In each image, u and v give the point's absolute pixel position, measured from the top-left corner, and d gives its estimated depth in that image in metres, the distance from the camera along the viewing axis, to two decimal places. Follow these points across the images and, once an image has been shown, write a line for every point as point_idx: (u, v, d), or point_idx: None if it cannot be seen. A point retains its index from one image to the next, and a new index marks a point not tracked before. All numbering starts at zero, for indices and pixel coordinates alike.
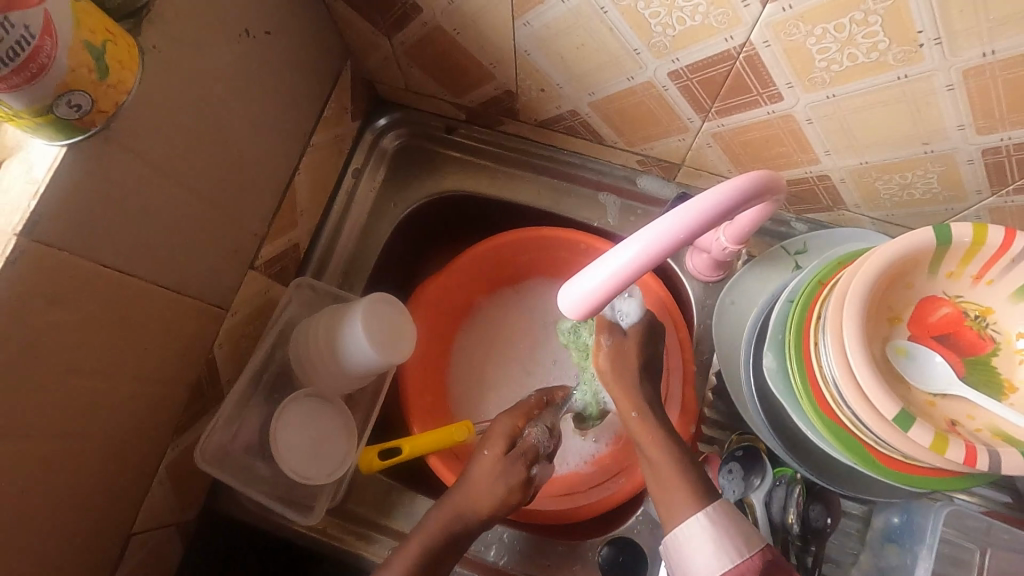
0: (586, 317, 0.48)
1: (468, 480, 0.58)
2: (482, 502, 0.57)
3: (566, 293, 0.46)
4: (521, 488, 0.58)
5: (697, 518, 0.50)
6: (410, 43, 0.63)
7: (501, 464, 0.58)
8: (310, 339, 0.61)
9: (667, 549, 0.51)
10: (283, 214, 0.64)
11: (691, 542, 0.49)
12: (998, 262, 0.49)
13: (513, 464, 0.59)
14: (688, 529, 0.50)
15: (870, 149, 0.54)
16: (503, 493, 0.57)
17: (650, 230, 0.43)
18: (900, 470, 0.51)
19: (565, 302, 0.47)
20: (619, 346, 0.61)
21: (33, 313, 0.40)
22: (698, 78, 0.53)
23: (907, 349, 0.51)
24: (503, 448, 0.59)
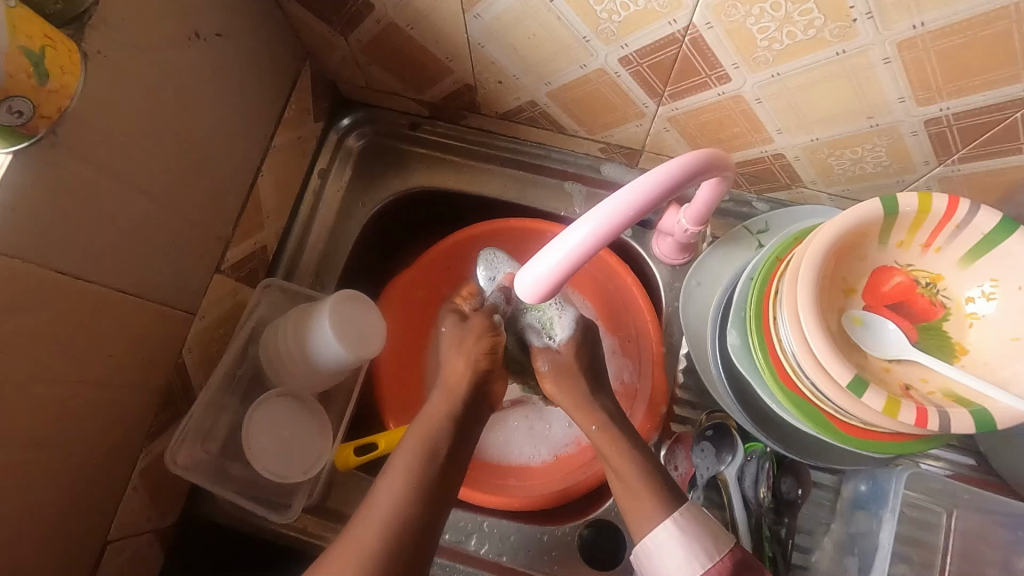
0: (542, 301, 0.49)
1: (446, 361, 0.63)
2: (462, 372, 0.61)
3: (523, 279, 0.47)
4: (489, 333, 0.64)
5: (663, 529, 0.53)
6: (366, 40, 0.63)
7: (459, 331, 0.65)
8: (279, 339, 0.61)
9: (641, 556, 0.54)
10: (247, 217, 0.64)
11: (660, 551, 0.52)
12: (944, 229, 0.50)
13: (472, 322, 0.65)
14: (657, 539, 0.53)
15: (819, 126, 0.56)
16: (470, 357, 0.62)
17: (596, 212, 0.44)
18: (862, 437, 0.52)
19: (521, 286, 0.48)
20: (556, 363, 0.65)
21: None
22: (647, 62, 0.54)
23: (862, 318, 0.53)
24: (458, 317, 0.67)
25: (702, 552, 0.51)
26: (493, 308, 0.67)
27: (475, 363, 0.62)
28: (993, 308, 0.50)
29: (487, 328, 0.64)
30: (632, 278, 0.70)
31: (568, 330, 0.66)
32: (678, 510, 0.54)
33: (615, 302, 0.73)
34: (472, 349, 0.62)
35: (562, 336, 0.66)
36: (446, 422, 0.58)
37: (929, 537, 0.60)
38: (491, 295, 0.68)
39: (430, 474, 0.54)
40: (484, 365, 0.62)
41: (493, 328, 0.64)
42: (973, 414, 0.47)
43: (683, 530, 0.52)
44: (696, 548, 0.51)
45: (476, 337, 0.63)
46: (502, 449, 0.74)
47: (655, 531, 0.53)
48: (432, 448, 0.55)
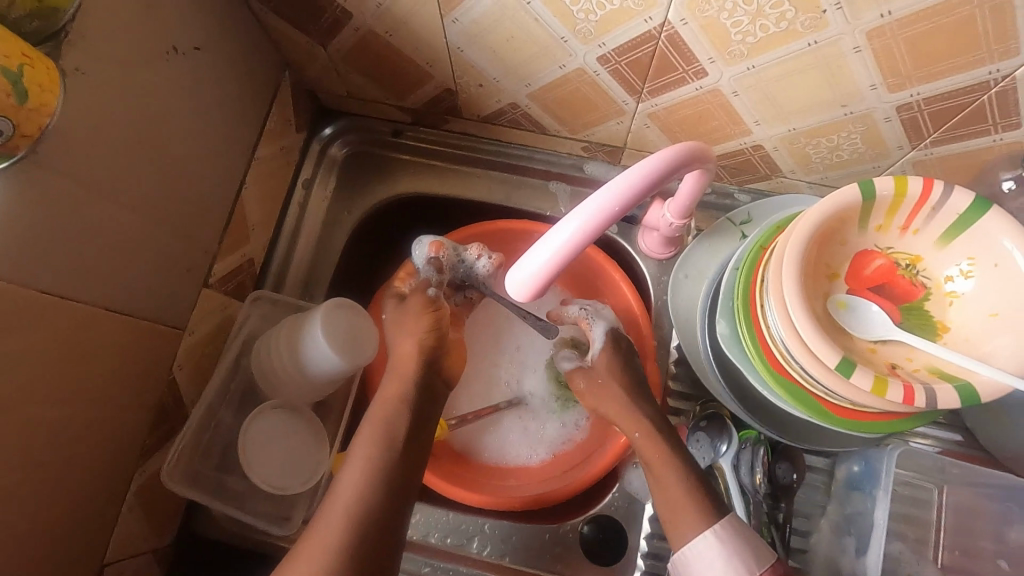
0: (533, 298, 0.49)
1: (394, 342, 0.64)
2: (410, 352, 0.61)
3: (513, 277, 0.47)
4: (429, 308, 0.64)
5: (703, 538, 0.54)
6: (346, 49, 0.64)
7: (398, 312, 0.65)
8: (271, 351, 0.60)
9: (678, 566, 0.55)
10: (233, 229, 0.64)
11: (700, 560, 0.53)
12: (921, 211, 0.52)
13: (410, 303, 0.65)
14: (696, 548, 0.54)
15: (795, 116, 0.57)
16: (416, 336, 0.62)
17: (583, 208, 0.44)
18: (853, 418, 0.53)
19: (512, 284, 0.48)
20: (591, 380, 0.66)
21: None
22: (625, 60, 0.55)
23: (846, 302, 0.54)
24: (395, 299, 0.66)
25: (744, 563, 0.52)
26: (428, 282, 0.66)
27: (421, 341, 0.62)
28: (971, 286, 0.51)
29: (426, 304, 0.64)
30: (620, 273, 0.71)
31: (599, 341, 0.67)
32: (719, 522, 0.54)
33: (604, 299, 0.75)
34: (417, 327, 0.63)
35: (597, 349, 0.67)
36: (405, 405, 0.58)
37: (921, 512, 0.62)
38: (423, 268, 0.66)
39: (390, 464, 0.55)
40: (431, 346, 0.62)
41: (436, 304, 0.64)
42: (957, 389, 0.47)
43: (724, 541, 0.53)
44: (737, 559, 0.52)
45: (420, 315, 0.63)
46: (500, 451, 0.74)
47: (694, 541, 0.54)
48: (391, 436, 0.56)
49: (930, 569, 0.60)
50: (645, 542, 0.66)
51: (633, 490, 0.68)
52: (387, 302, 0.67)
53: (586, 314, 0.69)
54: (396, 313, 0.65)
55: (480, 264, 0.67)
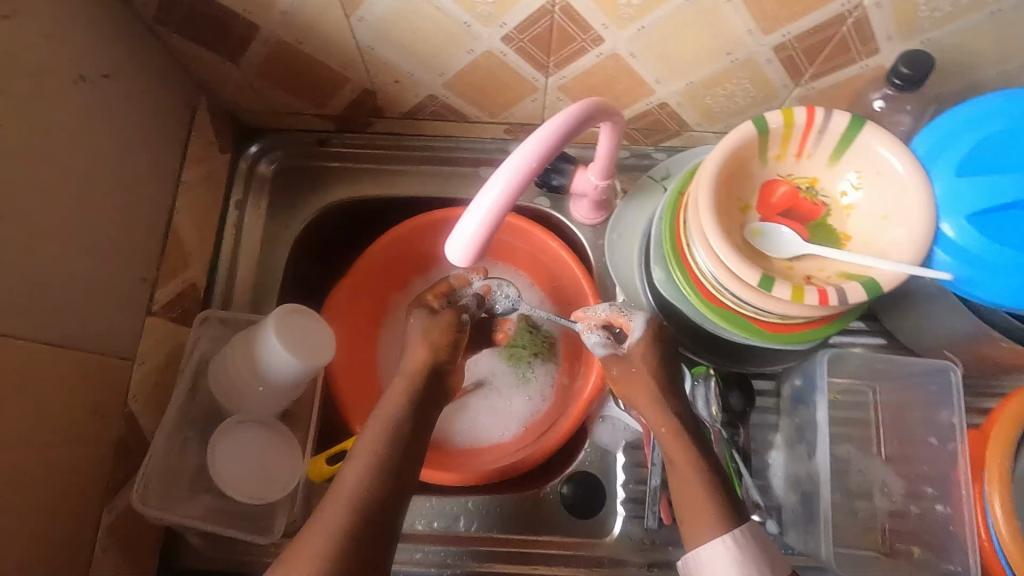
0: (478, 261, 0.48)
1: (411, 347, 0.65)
2: (423, 360, 0.63)
3: (455, 240, 0.47)
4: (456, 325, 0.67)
5: (720, 542, 0.54)
6: (258, 63, 0.65)
7: (427, 320, 0.67)
8: (229, 367, 0.60)
9: (688, 563, 0.56)
10: (171, 255, 0.64)
11: (712, 564, 0.54)
12: (810, 137, 0.58)
13: (440, 317, 0.67)
14: (711, 550, 0.54)
15: (689, 70, 0.62)
16: (431, 348, 0.64)
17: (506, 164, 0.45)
18: (783, 331, 0.58)
19: (454, 249, 0.47)
20: (627, 372, 0.64)
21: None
22: (527, 37, 0.59)
23: (761, 228, 0.59)
24: (426, 311, 0.69)
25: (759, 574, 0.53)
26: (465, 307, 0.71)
27: (437, 354, 0.64)
28: (862, 196, 0.57)
29: (453, 323, 0.67)
30: (555, 241, 0.76)
31: (637, 331, 0.64)
32: (738, 528, 0.55)
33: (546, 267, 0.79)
34: (436, 340, 0.65)
35: (636, 340, 0.64)
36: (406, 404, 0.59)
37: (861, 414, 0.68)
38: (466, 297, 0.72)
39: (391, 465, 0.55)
40: (444, 360, 0.64)
41: (461, 325, 0.68)
42: (863, 285, 0.52)
43: (739, 549, 0.54)
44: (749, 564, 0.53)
45: (443, 330, 0.66)
46: (472, 431, 0.77)
47: (710, 543, 0.54)
48: (388, 438, 0.56)
49: (875, 461, 0.66)
50: (623, 489, 0.69)
51: (603, 442, 0.71)
52: (416, 312, 0.69)
53: (620, 311, 0.66)
54: (427, 322, 0.67)
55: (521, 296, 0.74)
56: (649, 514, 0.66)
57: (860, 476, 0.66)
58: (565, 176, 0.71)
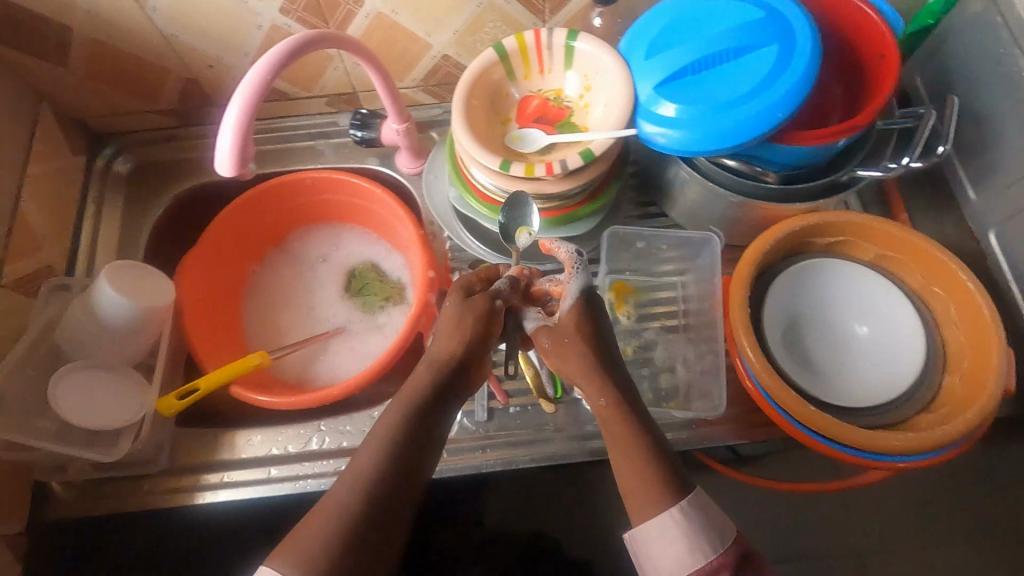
0: (244, 168, 0.57)
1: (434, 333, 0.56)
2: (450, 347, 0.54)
3: (218, 151, 0.56)
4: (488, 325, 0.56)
5: (668, 516, 0.49)
6: (86, 64, 0.75)
7: (456, 313, 0.56)
8: (73, 318, 0.68)
9: (634, 538, 0.51)
10: (19, 236, 0.72)
11: (654, 539, 0.50)
12: (543, 54, 0.70)
13: (473, 301, 0.56)
14: (659, 526, 0.50)
15: (447, 20, 0.74)
16: (462, 331, 0.55)
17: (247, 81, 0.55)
18: (545, 217, 0.69)
19: (219, 160, 0.56)
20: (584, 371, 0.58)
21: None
22: (300, 7, 0.70)
23: (518, 134, 0.70)
24: (459, 293, 0.58)
25: (708, 544, 0.49)
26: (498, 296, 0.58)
27: (461, 342, 0.54)
28: (593, 94, 0.69)
29: (488, 313, 0.56)
30: (379, 186, 0.84)
31: (568, 299, 0.59)
32: (684, 502, 0.50)
33: (382, 220, 0.89)
34: (463, 331, 0.55)
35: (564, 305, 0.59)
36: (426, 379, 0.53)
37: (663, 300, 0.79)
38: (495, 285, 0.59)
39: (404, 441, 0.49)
40: (476, 345, 0.55)
41: (506, 302, 0.58)
42: (582, 155, 0.63)
43: (688, 519, 0.49)
44: (700, 538, 0.49)
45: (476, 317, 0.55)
46: (331, 372, 0.84)
47: (657, 518, 0.50)
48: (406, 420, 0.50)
49: (680, 341, 0.76)
50: None
51: None
52: (448, 295, 0.58)
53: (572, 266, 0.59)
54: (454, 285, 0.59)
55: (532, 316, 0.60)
56: (477, 407, 0.74)
57: (666, 352, 0.75)
58: (373, 129, 0.81)
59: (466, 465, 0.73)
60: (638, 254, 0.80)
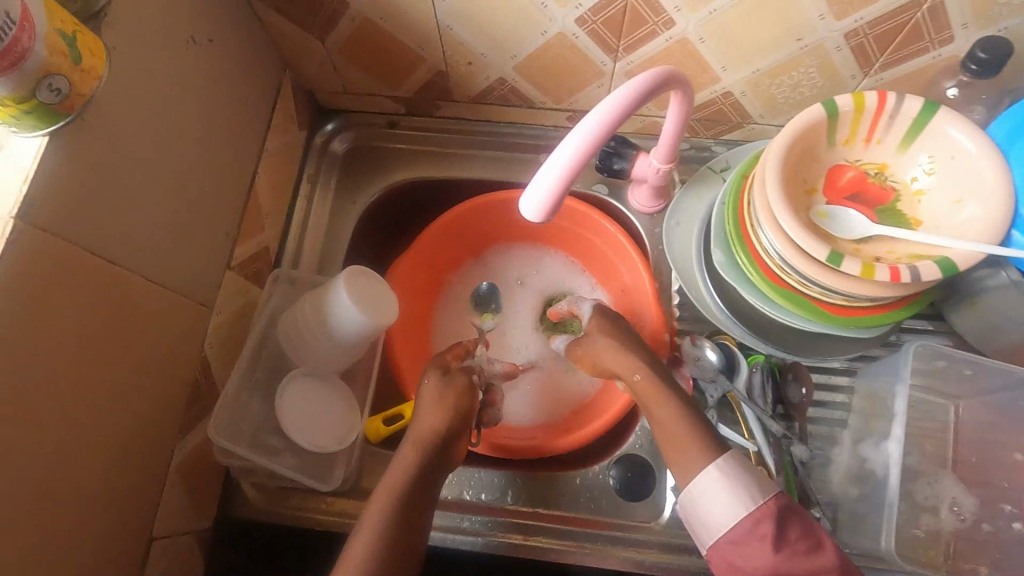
0: (547, 218, 0.50)
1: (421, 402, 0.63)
2: (436, 428, 0.61)
3: (529, 198, 0.49)
4: (467, 396, 0.63)
5: (708, 473, 0.55)
6: (343, 41, 0.69)
7: (439, 386, 0.63)
8: (298, 319, 0.63)
9: (685, 506, 0.56)
10: (250, 215, 0.68)
11: (704, 497, 0.55)
12: (880, 121, 0.58)
13: (452, 379, 0.64)
14: (702, 485, 0.55)
15: (756, 56, 0.63)
16: (447, 412, 0.62)
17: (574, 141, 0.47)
18: (847, 315, 0.58)
19: (525, 207, 0.49)
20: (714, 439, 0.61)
21: (18, 298, 0.40)
22: (601, 19, 0.61)
23: (827, 211, 0.59)
24: (440, 371, 0.65)
25: (747, 495, 0.53)
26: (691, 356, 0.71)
27: (448, 423, 0.61)
28: (934, 181, 0.57)
29: (467, 389, 0.64)
30: (613, 224, 0.76)
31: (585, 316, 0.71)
32: (722, 458, 0.56)
33: (603, 254, 0.79)
34: (447, 407, 0.62)
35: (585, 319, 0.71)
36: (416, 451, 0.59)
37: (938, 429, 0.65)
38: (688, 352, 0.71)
39: (401, 512, 0.55)
40: (457, 426, 0.62)
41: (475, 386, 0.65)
42: (938, 264, 0.51)
43: (724, 475, 0.54)
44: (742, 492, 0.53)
45: (457, 396, 0.63)
46: (522, 412, 0.78)
47: (700, 477, 0.55)
48: (398, 503, 0.56)
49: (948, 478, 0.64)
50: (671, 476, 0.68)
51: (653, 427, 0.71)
52: (429, 370, 0.65)
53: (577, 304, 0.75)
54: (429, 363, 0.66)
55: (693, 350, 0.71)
56: None
57: (932, 489, 0.64)
58: (627, 159, 0.73)
59: (682, 565, 0.65)
60: (932, 372, 0.64)
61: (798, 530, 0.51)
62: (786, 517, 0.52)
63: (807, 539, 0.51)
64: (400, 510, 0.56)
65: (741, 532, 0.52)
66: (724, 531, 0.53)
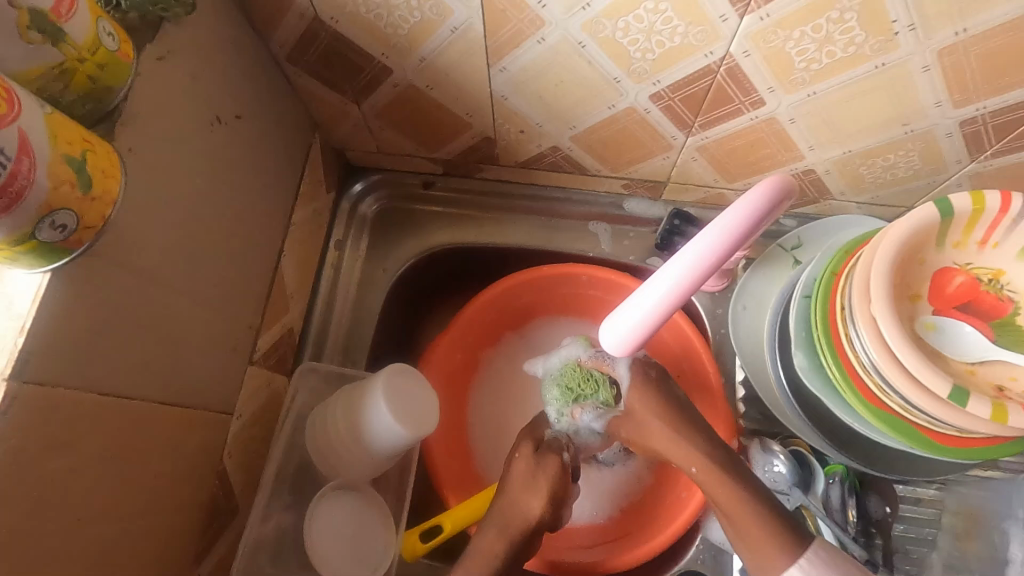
0: (632, 348, 0.49)
1: (508, 483, 0.57)
2: (529, 513, 0.55)
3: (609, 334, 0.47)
4: (561, 480, 0.57)
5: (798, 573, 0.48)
6: (381, 105, 0.62)
7: (533, 463, 0.57)
8: (329, 424, 0.56)
9: None
10: (274, 300, 0.61)
11: None
12: (1000, 224, 0.51)
13: (547, 462, 0.57)
14: None
15: (852, 138, 0.56)
16: (545, 500, 0.56)
17: (654, 284, 0.43)
18: (958, 445, 0.52)
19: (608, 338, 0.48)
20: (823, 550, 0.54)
21: (13, 471, 0.34)
22: (679, 96, 0.54)
23: (935, 323, 0.52)
24: (532, 445, 0.58)
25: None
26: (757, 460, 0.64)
27: (545, 508, 0.56)
28: None
29: (560, 474, 0.57)
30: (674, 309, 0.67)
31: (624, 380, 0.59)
32: (805, 554, 0.49)
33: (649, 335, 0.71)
34: (542, 492, 0.56)
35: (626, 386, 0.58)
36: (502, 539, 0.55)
37: None
38: (756, 458, 0.64)
39: None
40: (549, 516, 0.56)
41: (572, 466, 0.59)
42: None
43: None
44: None
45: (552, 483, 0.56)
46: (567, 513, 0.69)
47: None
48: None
49: None
50: None
51: (716, 539, 0.64)
52: (521, 442, 0.59)
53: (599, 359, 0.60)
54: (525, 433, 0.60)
55: (765, 461, 0.63)
56: None
57: None
58: None
59: None
60: None
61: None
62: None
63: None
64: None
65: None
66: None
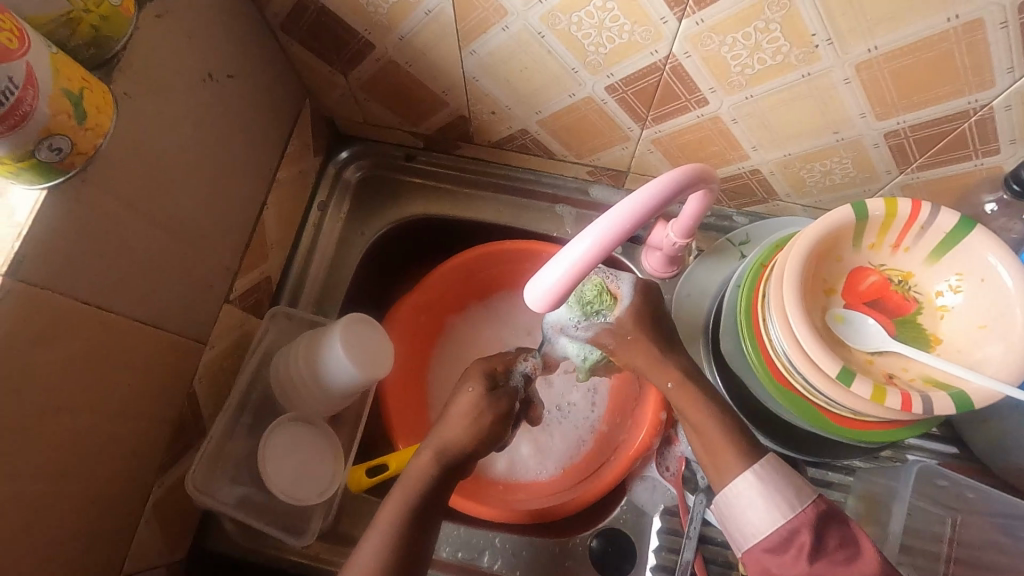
0: (550, 310, 0.50)
1: (449, 416, 0.58)
2: (461, 443, 0.57)
3: (532, 291, 0.48)
4: (500, 418, 0.58)
5: (744, 479, 0.53)
6: (366, 78, 0.67)
7: (482, 398, 0.58)
8: (291, 362, 0.62)
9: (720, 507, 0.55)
10: (254, 247, 0.66)
11: (740, 501, 0.53)
12: (911, 230, 0.55)
13: (495, 399, 0.59)
14: (737, 489, 0.53)
15: (789, 142, 0.61)
16: (476, 431, 0.57)
17: (577, 244, 0.46)
18: (852, 426, 0.57)
19: (530, 299, 0.49)
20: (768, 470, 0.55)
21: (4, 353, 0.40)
22: (632, 90, 0.59)
23: (843, 315, 0.57)
24: (485, 380, 0.60)
25: (784, 502, 0.51)
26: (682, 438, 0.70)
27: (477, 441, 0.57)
28: (960, 300, 0.55)
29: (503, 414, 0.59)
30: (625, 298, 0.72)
31: (627, 297, 0.60)
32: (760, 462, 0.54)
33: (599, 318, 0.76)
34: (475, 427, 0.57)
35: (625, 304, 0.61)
36: (430, 464, 0.56)
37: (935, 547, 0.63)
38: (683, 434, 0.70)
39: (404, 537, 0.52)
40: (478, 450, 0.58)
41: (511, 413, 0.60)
42: (952, 397, 0.51)
43: (762, 481, 0.52)
44: (778, 496, 0.52)
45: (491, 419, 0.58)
46: (510, 468, 0.76)
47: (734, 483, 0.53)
48: (408, 514, 0.54)
49: None
50: (653, 555, 0.67)
51: (641, 503, 0.70)
52: (474, 377, 0.60)
53: (608, 275, 0.62)
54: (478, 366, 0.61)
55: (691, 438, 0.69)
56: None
57: None
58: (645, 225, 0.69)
59: None
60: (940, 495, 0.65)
61: (837, 539, 0.49)
62: (825, 525, 0.50)
63: (845, 548, 0.49)
64: (409, 514, 0.54)
65: (775, 541, 0.51)
66: (760, 538, 0.51)
